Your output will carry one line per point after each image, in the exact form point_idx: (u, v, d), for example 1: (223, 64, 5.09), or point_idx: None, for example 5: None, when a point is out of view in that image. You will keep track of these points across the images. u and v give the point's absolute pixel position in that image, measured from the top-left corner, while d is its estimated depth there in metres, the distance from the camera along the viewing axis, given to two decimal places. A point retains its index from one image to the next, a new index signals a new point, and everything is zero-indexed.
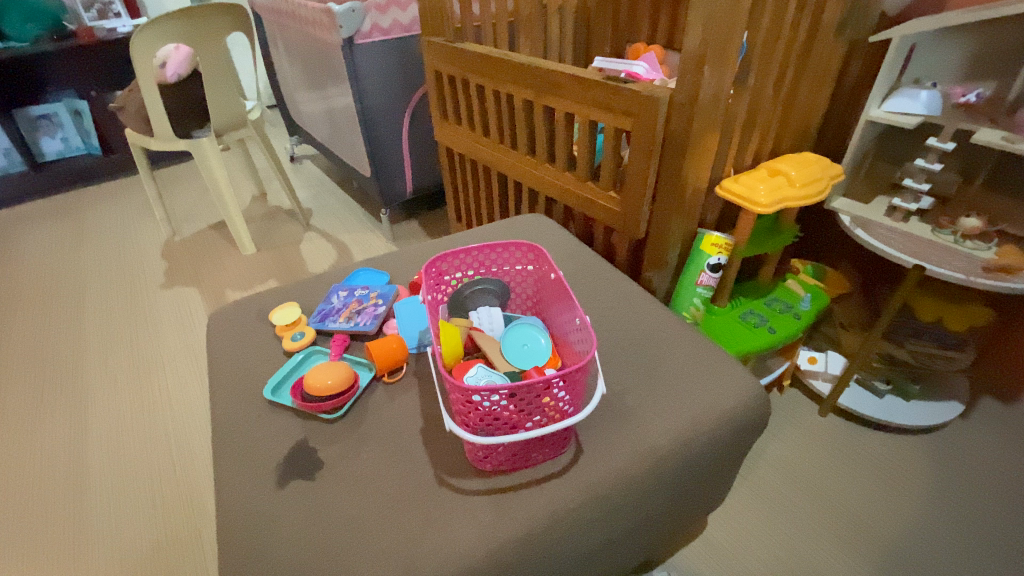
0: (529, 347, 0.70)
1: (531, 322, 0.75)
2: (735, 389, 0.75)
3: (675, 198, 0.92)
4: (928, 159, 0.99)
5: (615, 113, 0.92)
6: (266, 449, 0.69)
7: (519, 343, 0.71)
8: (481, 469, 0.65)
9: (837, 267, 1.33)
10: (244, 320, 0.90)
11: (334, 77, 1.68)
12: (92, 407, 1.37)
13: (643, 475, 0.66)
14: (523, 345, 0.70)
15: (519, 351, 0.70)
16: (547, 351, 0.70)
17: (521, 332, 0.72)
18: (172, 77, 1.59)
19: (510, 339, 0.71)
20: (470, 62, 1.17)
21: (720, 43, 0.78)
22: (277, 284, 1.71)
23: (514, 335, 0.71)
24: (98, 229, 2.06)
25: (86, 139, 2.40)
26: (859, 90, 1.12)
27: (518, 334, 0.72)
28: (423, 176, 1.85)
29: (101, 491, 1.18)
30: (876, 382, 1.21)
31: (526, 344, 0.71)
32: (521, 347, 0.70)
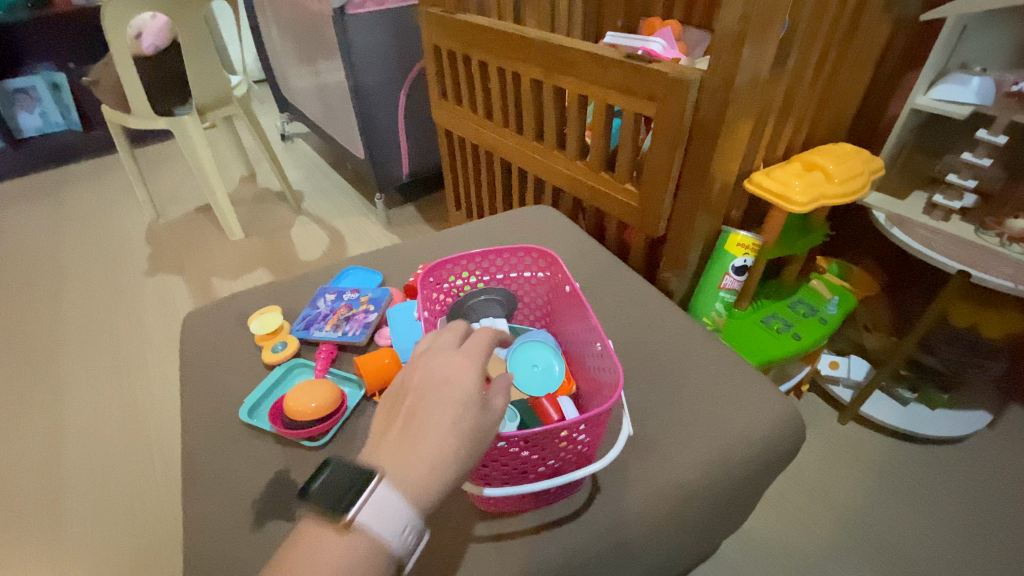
0: (540, 370, 0.63)
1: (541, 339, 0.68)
2: (765, 415, 0.68)
3: (702, 193, 0.83)
4: (976, 154, 0.89)
5: (636, 97, 0.82)
6: (243, 482, 0.61)
7: (527, 363, 0.64)
8: (486, 510, 0.59)
9: (859, 263, 1.24)
10: (222, 326, 0.81)
11: (325, 51, 1.56)
12: (70, 401, 1.28)
13: (664, 514, 0.60)
14: (532, 366, 0.63)
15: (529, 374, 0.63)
16: (559, 377, 0.63)
17: (529, 352, 0.65)
18: (150, 50, 1.42)
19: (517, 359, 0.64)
20: (472, 35, 1.06)
21: (763, 16, 0.68)
22: (270, 279, 1.61)
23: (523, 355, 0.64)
24: (78, 210, 1.95)
25: (66, 114, 2.20)
26: (899, 75, 1.02)
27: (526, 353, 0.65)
28: (420, 159, 1.74)
29: (76, 496, 1.09)
30: (902, 390, 1.12)
31: (536, 365, 0.64)
32: (531, 369, 0.63)
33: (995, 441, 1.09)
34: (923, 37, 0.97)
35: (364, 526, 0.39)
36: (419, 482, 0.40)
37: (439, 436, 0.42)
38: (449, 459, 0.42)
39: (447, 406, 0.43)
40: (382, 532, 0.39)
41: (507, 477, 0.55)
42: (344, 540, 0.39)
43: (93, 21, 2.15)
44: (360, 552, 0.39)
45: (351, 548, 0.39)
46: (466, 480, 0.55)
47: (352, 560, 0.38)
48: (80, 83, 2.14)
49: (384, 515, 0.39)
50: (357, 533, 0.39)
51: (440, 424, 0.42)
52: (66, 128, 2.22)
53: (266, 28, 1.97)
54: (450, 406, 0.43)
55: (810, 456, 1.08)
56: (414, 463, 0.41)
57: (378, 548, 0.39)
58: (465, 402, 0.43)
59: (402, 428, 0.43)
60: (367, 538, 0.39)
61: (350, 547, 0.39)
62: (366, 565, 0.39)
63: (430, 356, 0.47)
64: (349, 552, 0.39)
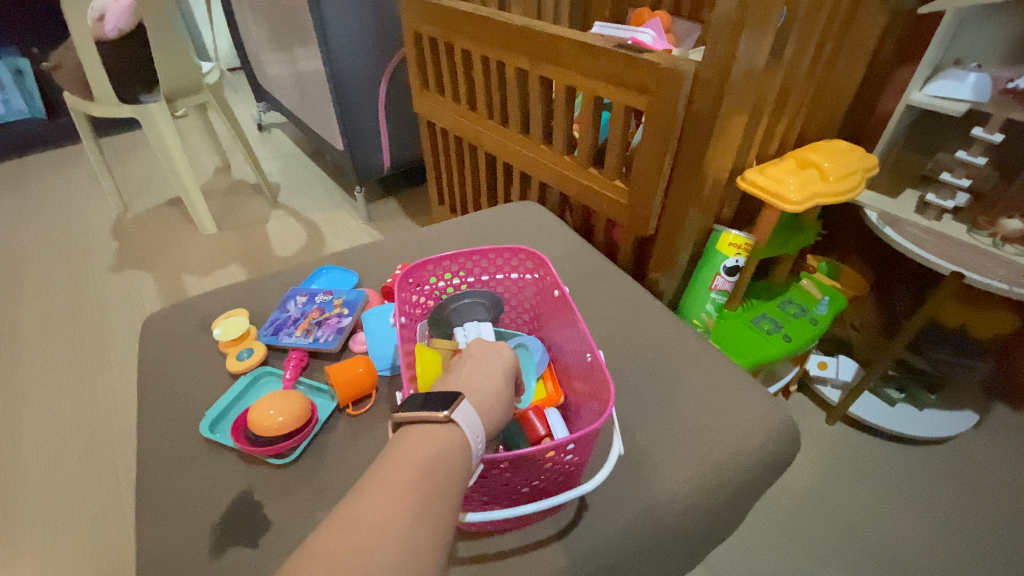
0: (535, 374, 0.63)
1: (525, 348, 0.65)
2: (760, 425, 0.65)
3: (694, 191, 0.80)
4: (971, 152, 0.87)
5: (626, 89, 0.78)
6: (203, 504, 0.57)
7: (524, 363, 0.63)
8: (465, 529, 0.56)
9: (847, 261, 1.23)
10: (184, 330, 0.76)
11: (301, 37, 1.49)
12: (27, 406, 1.20)
13: (655, 533, 0.57)
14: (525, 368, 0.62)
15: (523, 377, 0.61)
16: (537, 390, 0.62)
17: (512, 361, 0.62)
18: (111, 33, 1.30)
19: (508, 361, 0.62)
20: (454, 22, 1.01)
21: (760, 4, 0.64)
22: (244, 276, 1.54)
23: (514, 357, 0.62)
24: (40, 202, 1.85)
25: (29, 101, 2.09)
26: (892, 70, 1.00)
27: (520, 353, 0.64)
28: (402, 150, 1.68)
29: (30, 506, 1.02)
30: (888, 390, 1.11)
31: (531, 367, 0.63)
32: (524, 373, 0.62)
33: (982, 441, 1.08)
34: (917, 31, 0.95)
35: (453, 424, 0.44)
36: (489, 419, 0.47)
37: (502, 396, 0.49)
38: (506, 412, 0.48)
39: (507, 383, 0.51)
40: (468, 431, 0.44)
41: (490, 498, 0.51)
42: (442, 431, 0.43)
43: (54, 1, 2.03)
44: (454, 441, 0.43)
45: (446, 436, 0.43)
46: None
47: (447, 447, 0.42)
48: (41, 68, 2.02)
49: (469, 418, 0.44)
50: (450, 427, 0.44)
51: (505, 393, 0.50)
52: (30, 116, 2.11)
53: (240, 13, 1.88)
54: (511, 384, 0.52)
55: (800, 459, 1.06)
56: (484, 408, 0.47)
57: (466, 441, 0.43)
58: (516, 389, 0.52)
59: (471, 380, 0.49)
60: (458, 432, 0.43)
61: (450, 439, 0.43)
62: (460, 452, 0.43)
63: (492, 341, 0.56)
64: (445, 438, 0.43)
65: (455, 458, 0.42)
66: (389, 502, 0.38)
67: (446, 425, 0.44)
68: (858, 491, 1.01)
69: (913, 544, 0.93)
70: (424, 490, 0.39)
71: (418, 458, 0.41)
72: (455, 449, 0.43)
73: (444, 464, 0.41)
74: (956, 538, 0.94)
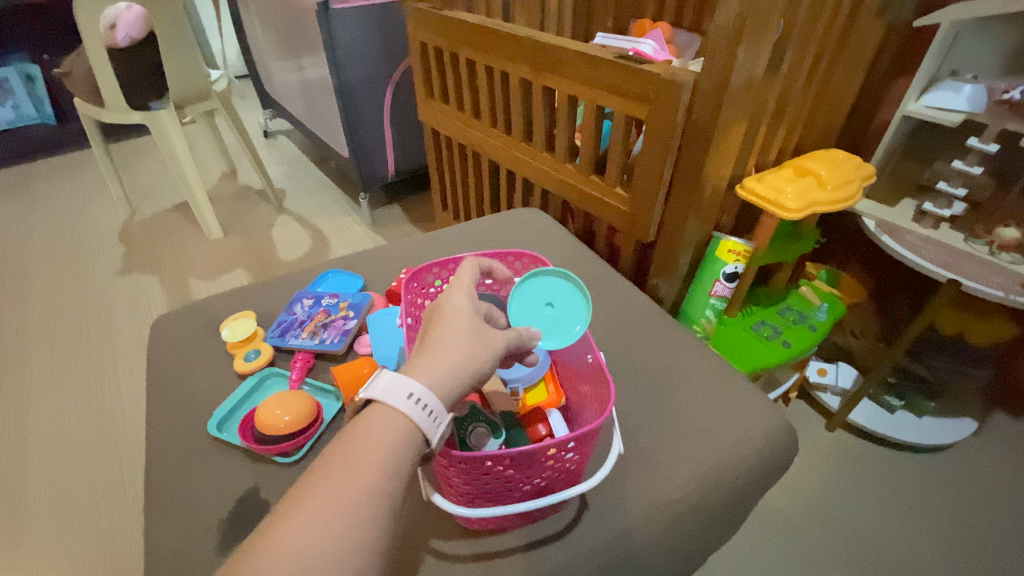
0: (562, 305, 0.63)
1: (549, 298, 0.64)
2: (758, 429, 0.66)
3: (693, 198, 0.81)
4: (967, 162, 0.89)
5: (627, 98, 0.80)
6: (212, 500, 0.58)
7: (541, 302, 0.63)
8: (467, 527, 0.57)
9: (846, 269, 1.24)
10: (193, 331, 0.78)
11: (309, 46, 1.52)
12: (34, 407, 1.21)
13: (652, 532, 0.58)
14: (545, 310, 0.62)
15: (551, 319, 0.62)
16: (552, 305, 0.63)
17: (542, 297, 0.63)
18: (123, 42, 1.35)
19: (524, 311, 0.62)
20: (459, 32, 1.03)
21: (758, 17, 0.66)
22: (249, 280, 1.56)
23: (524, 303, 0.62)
24: (49, 206, 1.88)
25: (40, 107, 2.13)
26: (890, 81, 1.01)
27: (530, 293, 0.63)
28: (406, 157, 1.70)
29: (37, 505, 1.03)
30: (888, 397, 1.11)
31: (552, 303, 0.63)
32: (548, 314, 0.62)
33: (980, 448, 1.08)
34: (914, 43, 0.96)
35: (381, 400, 0.41)
36: (435, 378, 0.43)
37: (451, 349, 0.45)
38: (457, 369, 0.44)
39: (463, 330, 0.47)
40: (396, 401, 0.41)
41: (490, 495, 0.52)
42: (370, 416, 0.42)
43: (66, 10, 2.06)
44: (388, 420, 0.41)
45: (381, 415, 0.41)
46: (448, 499, 0.52)
47: (382, 429, 0.41)
48: (52, 75, 2.06)
49: (396, 387, 0.42)
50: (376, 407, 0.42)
51: (459, 341, 0.46)
52: (39, 121, 2.15)
53: (248, 22, 1.91)
54: (471, 326, 0.47)
55: (800, 464, 1.06)
56: (429, 367, 0.44)
57: (401, 416, 0.41)
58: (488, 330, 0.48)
59: (431, 346, 0.45)
60: (389, 408, 0.41)
61: (378, 419, 0.41)
62: (398, 432, 0.41)
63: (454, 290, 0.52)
64: (380, 419, 0.41)
65: (392, 440, 0.40)
66: (323, 501, 0.38)
67: (375, 404, 0.42)
68: (856, 497, 1.01)
69: (912, 550, 0.94)
70: (356, 482, 0.38)
71: (341, 451, 0.40)
72: (390, 428, 0.41)
73: (378, 449, 0.40)
74: (954, 545, 0.95)
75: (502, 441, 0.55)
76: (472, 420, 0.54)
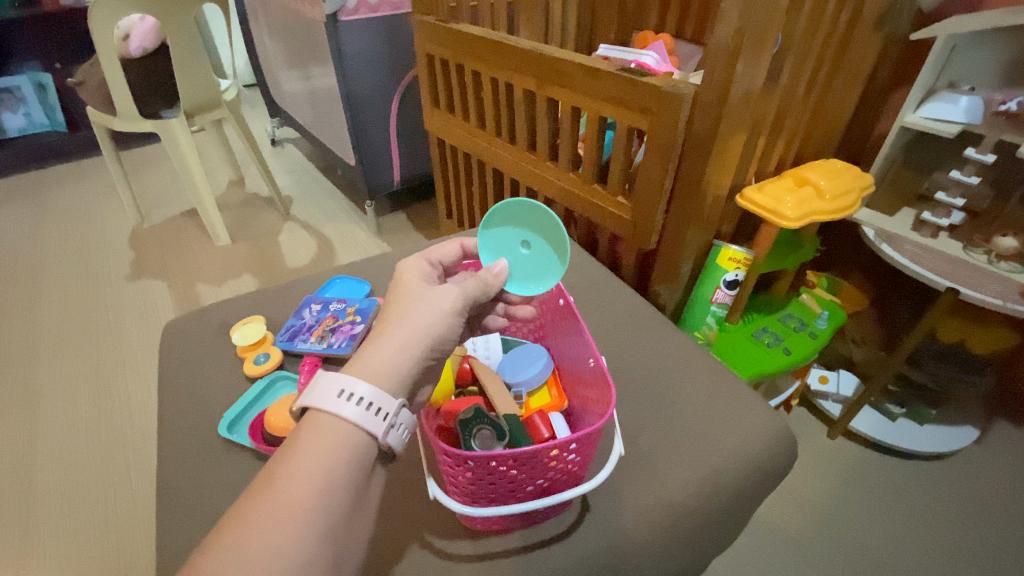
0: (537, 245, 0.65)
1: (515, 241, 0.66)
2: (759, 434, 0.67)
3: (694, 207, 0.83)
4: (965, 172, 0.90)
5: (628, 110, 0.81)
6: (222, 500, 0.60)
7: (516, 241, 0.66)
8: (472, 528, 0.58)
9: (848, 277, 1.25)
10: (204, 335, 0.80)
11: (317, 56, 1.55)
12: (43, 410, 1.23)
13: (653, 534, 0.59)
14: (520, 250, 0.66)
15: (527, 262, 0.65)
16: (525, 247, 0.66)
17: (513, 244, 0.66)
18: (136, 52, 1.39)
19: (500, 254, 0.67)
20: (465, 44, 1.05)
21: (757, 32, 0.68)
22: (256, 286, 1.58)
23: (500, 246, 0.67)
24: (60, 213, 1.91)
25: (51, 115, 2.17)
26: (889, 92, 1.03)
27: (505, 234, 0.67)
28: (411, 165, 1.73)
29: (47, 507, 1.05)
30: (889, 404, 1.12)
31: (526, 242, 0.66)
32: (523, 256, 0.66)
33: (983, 457, 1.09)
34: (911, 56, 0.98)
35: (321, 408, 0.44)
36: (382, 371, 0.47)
37: (395, 337, 0.49)
38: (402, 350, 0.49)
39: (419, 295, 0.53)
40: (338, 406, 0.44)
41: (494, 496, 0.53)
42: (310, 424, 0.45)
43: (80, 21, 2.11)
44: (331, 426, 0.44)
45: (323, 422, 0.44)
46: (454, 498, 0.54)
47: (324, 440, 0.43)
48: (65, 83, 2.10)
49: (335, 394, 0.45)
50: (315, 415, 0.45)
51: (407, 321, 0.50)
52: (51, 129, 2.18)
53: (258, 32, 1.95)
54: (419, 305, 0.51)
55: (801, 471, 1.07)
56: (380, 358, 0.48)
57: (344, 421, 0.44)
58: (436, 302, 0.52)
59: (403, 311, 0.51)
60: (330, 415, 0.44)
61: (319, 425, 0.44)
62: (340, 441, 0.44)
63: (401, 276, 0.56)
64: (322, 429, 0.44)
65: (335, 450, 0.43)
66: (266, 512, 0.40)
67: (316, 412, 0.45)
68: (858, 504, 1.01)
69: (913, 558, 0.94)
70: (296, 496, 0.40)
71: (284, 458, 0.43)
72: (334, 435, 0.44)
73: (320, 459, 0.42)
74: (956, 553, 0.95)
75: (506, 442, 0.55)
76: (477, 421, 0.55)
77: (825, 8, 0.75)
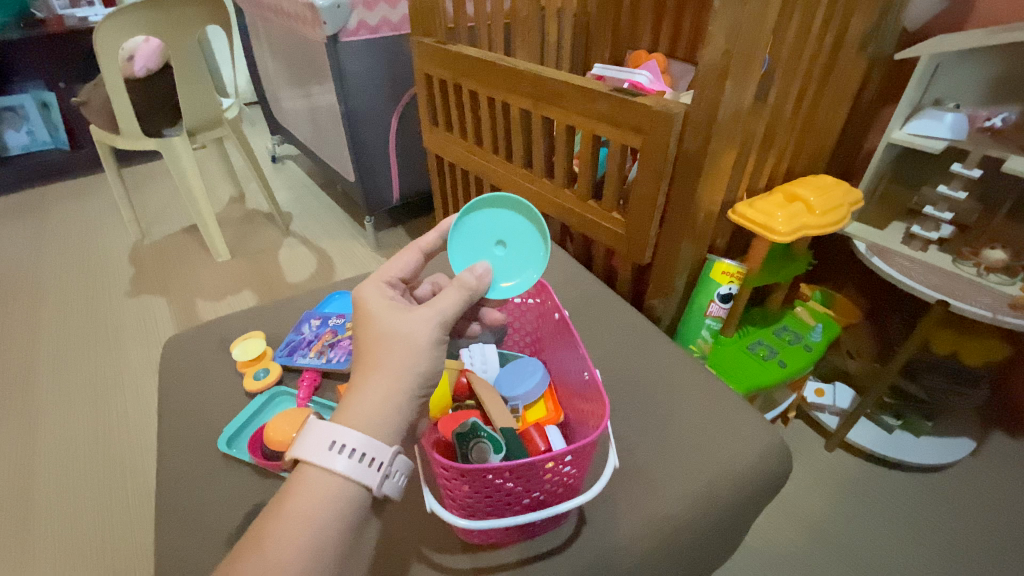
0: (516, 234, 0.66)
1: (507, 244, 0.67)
2: (754, 446, 0.67)
3: (686, 224, 0.85)
4: (952, 187, 0.92)
5: (622, 129, 0.83)
6: (222, 515, 0.60)
7: (492, 240, 0.66)
8: (468, 543, 0.59)
9: (841, 290, 1.26)
10: (204, 350, 0.81)
11: (318, 75, 1.58)
12: (41, 426, 1.23)
13: (651, 548, 0.59)
14: (496, 252, 0.66)
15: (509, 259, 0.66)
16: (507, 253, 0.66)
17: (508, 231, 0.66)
18: (139, 72, 1.41)
19: (475, 259, 0.66)
20: (463, 65, 1.08)
21: (743, 55, 0.70)
22: (255, 302, 1.59)
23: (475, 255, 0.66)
24: (62, 229, 1.92)
25: (54, 133, 2.20)
26: (875, 109, 1.06)
27: (477, 228, 0.66)
28: (410, 182, 1.75)
29: (41, 524, 1.04)
30: (886, 416, 1.12)
31: (504, 243, 0.67)
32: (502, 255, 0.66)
33: (980, 468, 1.09)
34: (897, 75, 1.01)
35: (315, 463, 0.44)
36: (374, 423, 0.46)
37: (381, 387, 0.47)
38: (398, 399, 0.47)
39: (389, 337, 0.49)
40: (330, 460, 0.44)
41: (491, 509, 0.54)
42: (302, 477, 0.45)
43: (83, 41, 2.14)
44: (325, 479, 0.44)
45: (317, 475, 0.44)
46: (450, 511, 0.54)
47: (316, 494, 0.43)
48: (68, 102, 2.13)
49: (331, 447, 0.44)
50: (305, 467, 0.45)
51: (392, 369, 0.47)
52: (54, 147, 2.21)
53: (259, 52, 1.99)
54: (401, 350, 0.48)
55: (800, 483, 1.07)
56: (370, 409, 0.46)
57: (336, 474, 0.44)
58: (418, 339, 0.49)
59: (377, 364, 0.48)
60: (322, 469, 0.44)
61: (310, 478, 0.44)
62: (331, 495, 0.44)
63: (369, 312, 0.52)
64: (313, 481, 0.44)
65: (327, 504, 0.43)
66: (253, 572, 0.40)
67: (306, 464, 0.45)
68: (857, 517, 1.01)
69: (913, 571, 0.94)
70: (283, 553, 0.40)
71: (273, 511, 0.43)
72: (330, 488, 0.44)
73: (310, 515, 0.42)
74: (956, 566, 0.94)
75: (502, 455, 0.56)
76: (474, 434, 0.56)
77: (810, 31, 0.77)
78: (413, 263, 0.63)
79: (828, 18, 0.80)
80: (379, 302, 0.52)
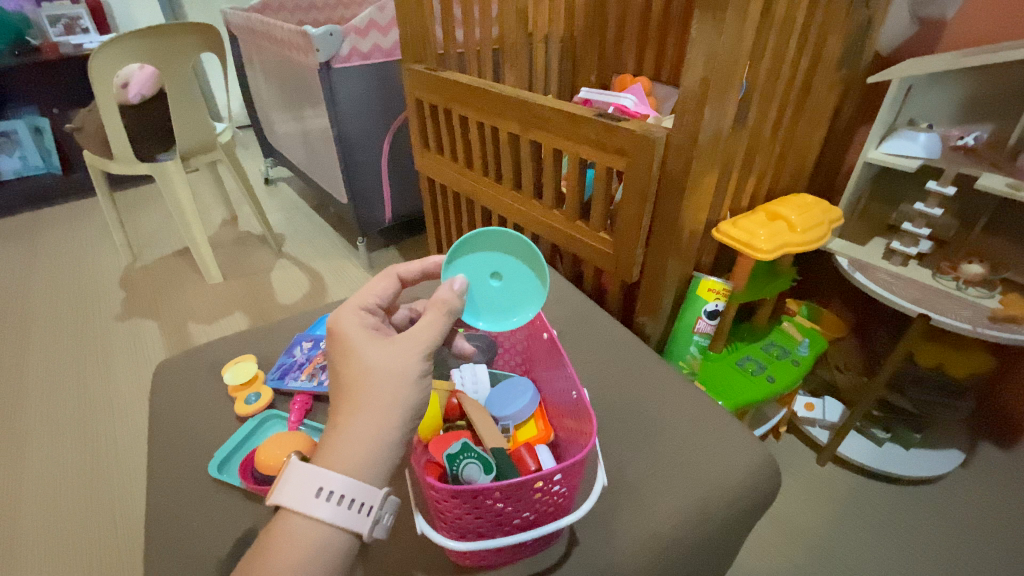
0: (510, 276, 0.67)
1: (527, 285, 0.67)
2: (742, 461, 0.68)
3: (671, 243, 0.87)
4: (928, 204, 0.94)
5: (606, 152, 0.86)
6: (214, 540, 0.60)
7: (498, 271, 0.66)
8: (460, 564, 0.59)
9: (827, 304, 1.29)
10: (196, 374, 0.81)
11: (310, 100, 1.61)
12: (26, 453, 1.21)
13: (643, 566, 0.60)
14: (494, 280, 0.66)
15: (514, 280, 0.67)
16: (510, 292, 0.67)
17: (519, 279, 0.67)
18: (134, 99, 1.45)
19: (477, 266, 0.66)
20: (452, 90, 1.11)
21: (721, 80, 0.73)
22: (246, 324, 1.59)
23: (478, 268, 0.66)
24: (53, 254, 1.92)
25: (47, 158, 2.22)
26: (853, 129, 1.09)
27: (478, 260, 0.66)
28: (402, 203, 1.77)
29: (25, 553, 1.02)
30: (875, 430, 1.13)
31: (500, 274, 0.67)
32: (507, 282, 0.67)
33: (971, 480, 1.10)
34: (872, 96, 1.05)
35: (298, 509, 0.44)
36: (364, 463, 0.46)
37: (370, 423, 0.46)
38: (382, 436, 0.46)
39: (375, 370, 0.49)
40: (314, 506, 0.44)
41: (482, 530, 0.54)
42: (287, 524, 0.44)
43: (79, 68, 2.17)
44: (313, 528, 0.44)
45: (301, 522, 0.44)
46: (442, 532, 0.54)
47: (299, 541, 0.43)
48: (63, 128, 2.15)
49: (315, 496, 0.44)
50: (288, 513, 0.44)
51: (383, 401, 0.47)
52: (46, 171, 2.22)
53: (253, 77, 2.02)
54: (385, 382, 0.48)
55: (794, 498, 1.07)
56: (354, 445, 0.46)
57: (320, 520, 0.44)
58: (403, 373, 0.49)
59: (362, 399, 0.47)
60: (305, 515, 0.44)
61: (295, 524, 0.44)
62: (317, 541, 0.44)
63: (349, 339, 0.52)
64: (297, 530, 0.44)
65: (311, 550, 0.43)
66: None
67: (288, 511, 0.44)
68: (851, 532, 1.01)
69: None
70: None
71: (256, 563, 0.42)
72: (314, 536, 0.44)
73: (294, 563, 0.42)
74: None
75: (493, 475, 0.57)
76: (465, 454, 0.56)
77: (785, 57, 0.81)
78: (392, 289, 0.62)
79: (802, 44, 0.83)
80: (359, 330, 0.53)
